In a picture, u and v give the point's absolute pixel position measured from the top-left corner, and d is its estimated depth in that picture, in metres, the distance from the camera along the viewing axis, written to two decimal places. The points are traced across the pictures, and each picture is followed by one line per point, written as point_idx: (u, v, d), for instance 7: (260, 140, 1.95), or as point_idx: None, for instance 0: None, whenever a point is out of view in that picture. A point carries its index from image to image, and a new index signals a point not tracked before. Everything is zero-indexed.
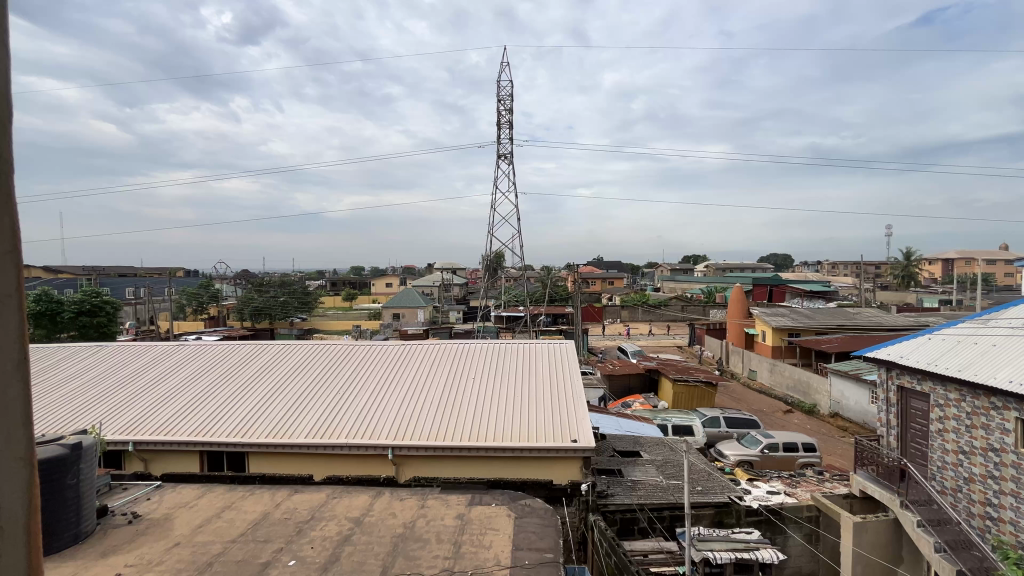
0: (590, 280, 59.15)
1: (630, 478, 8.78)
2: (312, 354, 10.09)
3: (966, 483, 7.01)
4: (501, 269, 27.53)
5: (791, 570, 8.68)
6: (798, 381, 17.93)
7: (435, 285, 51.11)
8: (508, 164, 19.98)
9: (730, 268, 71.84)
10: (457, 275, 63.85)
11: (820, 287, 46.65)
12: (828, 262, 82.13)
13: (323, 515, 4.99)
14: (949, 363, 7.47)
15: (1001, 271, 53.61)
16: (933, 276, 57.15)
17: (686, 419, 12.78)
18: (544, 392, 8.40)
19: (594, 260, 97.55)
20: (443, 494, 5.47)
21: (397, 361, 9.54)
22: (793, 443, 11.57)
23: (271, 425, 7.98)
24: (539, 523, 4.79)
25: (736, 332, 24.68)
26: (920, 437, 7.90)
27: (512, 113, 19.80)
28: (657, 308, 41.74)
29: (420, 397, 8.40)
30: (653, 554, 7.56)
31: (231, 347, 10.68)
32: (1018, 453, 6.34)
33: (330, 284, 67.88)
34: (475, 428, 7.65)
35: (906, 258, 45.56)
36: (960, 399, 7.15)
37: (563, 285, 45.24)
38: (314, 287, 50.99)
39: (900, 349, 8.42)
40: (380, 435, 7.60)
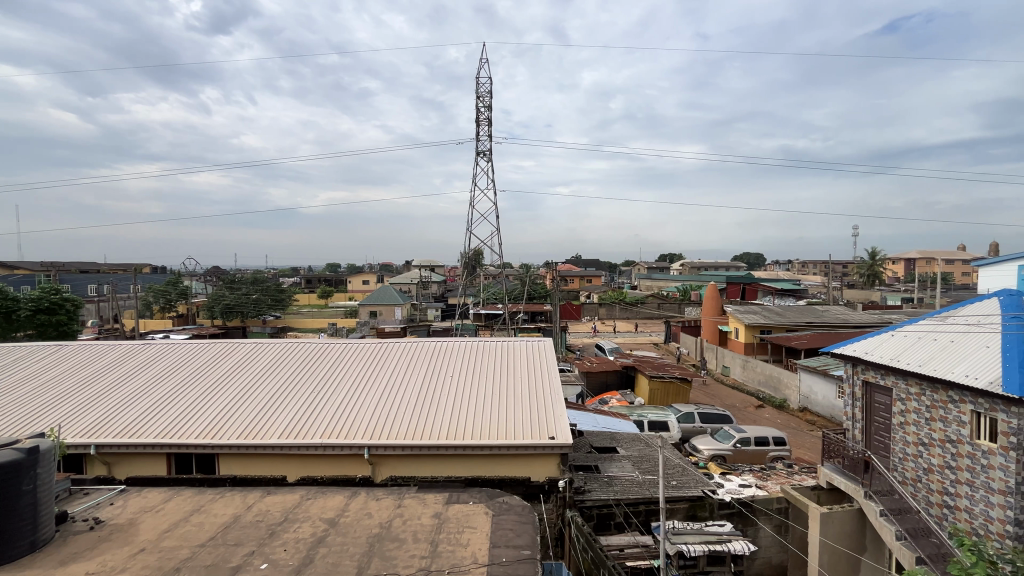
0: (568, 278, 59.64)
1: (607, 473, 8.89)
2: (286, 353, 9.87)
3: (925, 474, 7.32)
4: (480, 267, 27.43)
5: (761, 561, 8.92)
6: (769, 376, 18.41)
7: (413, 283, 50.68)
8: (487, 161, 19.88)
9: (705, 267, 73.41)
10: (435, 273, 63.45)
11: (791, 285, 47.98)
12: (799, 262, 84.64)
13: (297, 517, 4.89)
14: (911, 358, 7.77)
15: (959, 271, 56.05)
16: (897, 275, 59.49)
17: (661, 415, 12.98)
18: (523, 389, 8.42)
19: (572, 258, 98.18)
20: (421, 493, 5.42)
21: (373, 359, 9.41)
22: (764, 437, 11.88)
23: (242, 426, 7.78)
24: (516, 520, 4.80)
25: (710, 330, 25.19)
26: (883, 430, 8.19)
27: (491, 111, 19.73)
28: (633, 306, 42.27)
29: (397, 396, 8.31)
30: (629, 548, 7.62)
31: (201, 345, 10.38)
32: (973, 444, 6.64)
33: (305, 282, 66.56)
34: (453, 426, 7.62)
35: (871, 258, 47.19)
36: (920, 392, 7.45)
37: (541, 282, 45.45)
38: (288, 285, 49.91)
39: (866, 345, 8.71)
40: (356, 435, 7.49)
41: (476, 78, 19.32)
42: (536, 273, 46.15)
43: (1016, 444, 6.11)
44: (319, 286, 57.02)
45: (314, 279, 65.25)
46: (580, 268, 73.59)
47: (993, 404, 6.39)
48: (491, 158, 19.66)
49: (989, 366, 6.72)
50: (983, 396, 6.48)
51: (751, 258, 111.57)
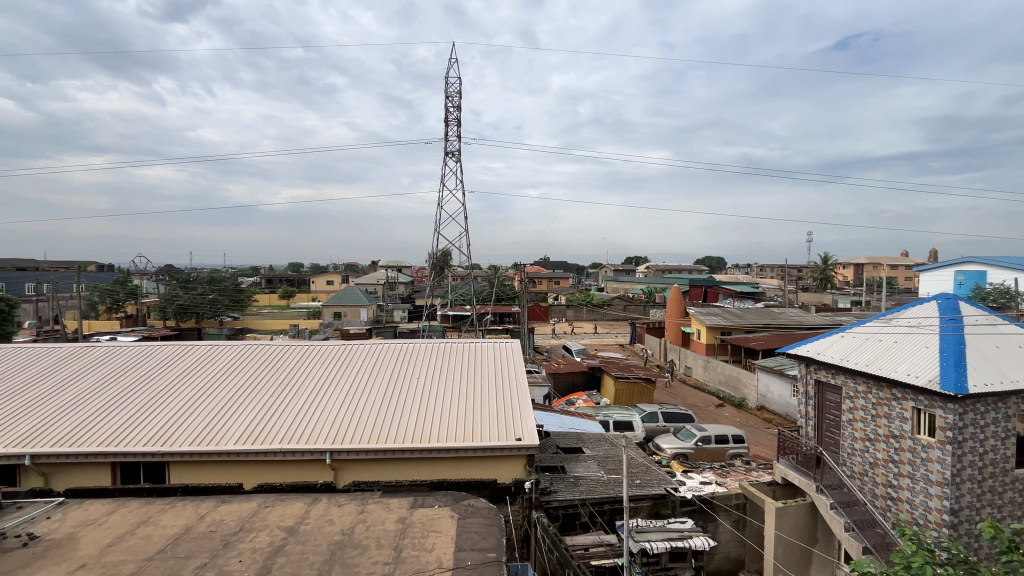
0: (536, 279, 60.06)
1: (572, 474, 8.96)
2: (244, 355, 9.50)
3: (871, 468, 7.72)
4: (448, 268, 27.18)
5: (720, 555, 9.19)
6: (729, 376, 19.04)
7: (379, 284, 49.83)
8: (455, 162, 19.70)
9: (669, 270, 75.35)
10: (403, 274, 62.55)
11: (749, 288, 49.78)
12: (757, 265, 88.01)
13: (253, 526, 4.70)
14: (859, 358, 8.18)
15: (903, 276, 59.44)
16: (847, 279, 62.77)
17: (626, 415, 13.21)
18: (489, 391, 8.38)
19: (541, 260, 98.94)
20: (385, 498, 5.31)
21: (337, 361, 9.18)
22: (724, 435, 12.26)
23: (195, 432, 7.43)
24: (482, 522, 4.77)
25: (674, 331, 25.83)
26: (833, 426, 8.59)
27: (460, 111, 19.59)
28: (600, 308, 42.93)
29: (361, 399, 8.13)
30: (594, 547, 7.70)
31: (152, 347, 9.87)
32: (914, 439, 7.05)
33: (265, 282, 64.31)
34: (418, 429, 7.50)
35: (824, 262, 49.53)
36: (867, 390, 7.85)
37: (509, 284, 45.57)
38: (247, 285, 48.09)
39: (818, 346, 9.11)
40: (317, 440, 7.27)
41: (445, 77, 19.16)
42: (505, 274, 46.22)
43: (952, 438, 6.55)
44: (281, 286, 55.30)
45: (275, 279, 63.19)
46: (548, 270, 74.12)
47: (932, 401, 6.81)
48: (460, 158, 19.48)
49: (928, 365, 7.17)
50: (924, 394, 6.90)
51: (713, 261, 115.15)
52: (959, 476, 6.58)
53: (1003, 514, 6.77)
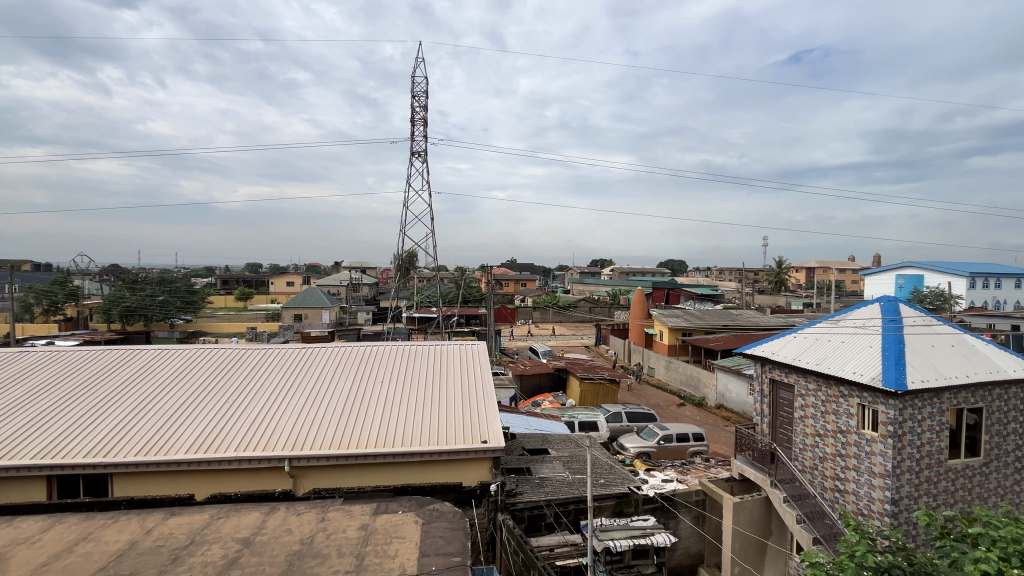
0: (503, 281, 60.25)
1: (538, 475, 9.00)
2: (197, 359, 9.07)
3: (821, 462, 8.10)
4: (414, 269, 26.78)
5: (681, 551, 9.42)
6: (689, 376, 19.62)
7: (342, 285, 48.76)
8: (422, 162, 19.43)
9: (634, 273, 77.14)
10: (368, 275, 61.35)
11: (709, 291, 51.74)
12: (717, 269, 91.15)
13: (205, 538, 4.49)
14: (810, 358, 8.59)
15: (849, 279, 63.12)
16: (799, 282, 65.96)
17: (591, 416, 13.38)
18: (455, 393, 8.33)
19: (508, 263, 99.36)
20: (346, 505, 5.18)
21: (298, 365, 8.89)
22: (685, 434, 12.61)
23: (143, 440, 7.04)
24: (447, 527, 4.72)
25: (637, 332, 26.37)
26: (786, 423, 8.95)
27: (427, 111, 19.35)
28: (566, 310, 43.43)
29: (322, 403, 7.91)
30: (559, 547, 7.77)
31: (96, 351, 9.29)
32: (859, 433, 7.46)
33: (221, 282, 61.58)
34: (381, 433, 7.36)
35: (778, 266, 51.85)
36: (817, 388, 8.23)
37: (476, 286, 45.47)
38: (200, 287, 45.92)
39: (772, 346, 9.48)
40: (275, 446, 7.02)
41: (412, 76, 18.90)
42: (471, 276, 46.09)
43: (893, 432, 6.96)
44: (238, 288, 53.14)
45: (231, 279, 60.74)
46: (514, 272, 74.43)
47: (875, 397, 7.23)
48: (427, 158, 19.23)
49: (872, 364, 7.61)
50: (868, 391, 7.30)
51: (675, 265, 118.52)
52: (899, 468, 7.00)
53: (937, 502, 7.24)
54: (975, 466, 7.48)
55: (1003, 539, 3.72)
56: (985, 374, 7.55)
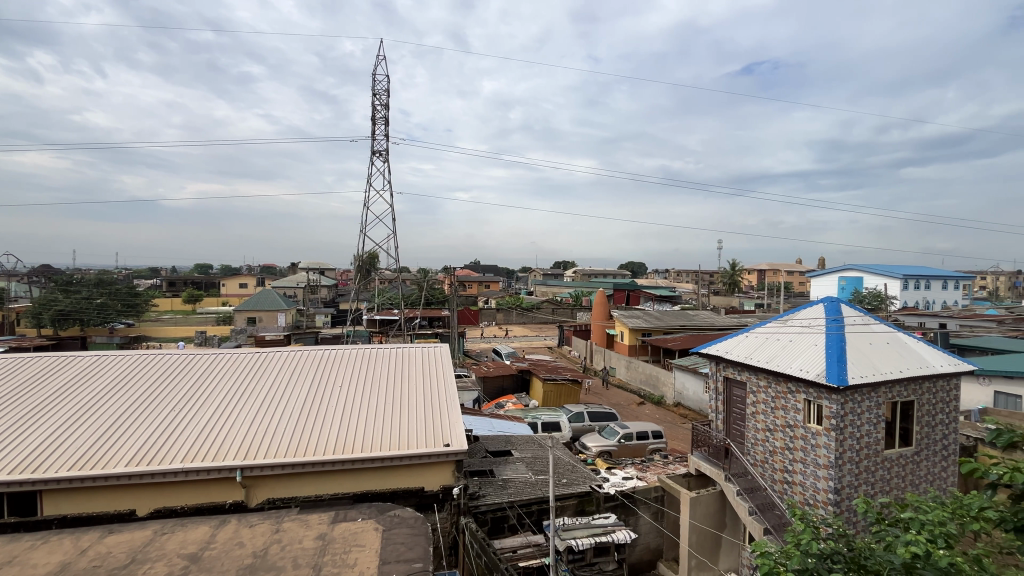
0: (466, 283, 60.02)
1: (501, 477, 8.99)
2: (139, 365, 8.54)
3: (771, 456, 8.48)
4: (375, 271, 26.25)
5: (641, 546, 9.63)
6: (649, 375, 20.14)
7: (298, 287, 47.27)
8: (383, 162, 19.07)
9: (595, 275, 78.62)
10: (326, 277, 59.74)
11: (666, 291, 53.41)
12: (675, 271, 94.14)
13: (148, 556, 4.23)
14: (760, 356, 8.97)
15: (797, 281, 66.63)
16: (751, 283, 69.08)
17: (553, 416, 13.50)
18: (417, 397, 8.20)
19: (471, 265, 99.10)
20: (303, 515, 5.00)
21: (250, 370, 8.50)
22: (644, 432, 12.94)
23: (76, 455, 6.54)
24: (408, 533, 4.63)
25: (599, 333, 26.83)
26: (739, 419, 9.30)
27: (388, 110, 19.00)
28: (529, 311, 43.73)
29: (277, 409, 7.61)
30: (522, 548, 7.79)
31: (23, 359, 8.59)
32: (805, 427, 7.86)
33: (166, 284, 58.27)
34: (339, 439, 7.15)
35: (732, 268, 54.03)
36: (767, 385, 8.61)
37: (438, 287, 45.14)
38: (142, 289, 43.23)
39: (726, 345, 9.83)
40: (225, 456, 6.70)
41: (373, 74, 18.53)
42: (434, 278, 45.70)
43: (835, 425, 7.39)
44: (186, 290, 50.46)
45: (178, 280, 57.71)
46: (477, 274, 74.29)
47: (820, 393, 7.64)
48: (388, 158, 18.82)
49: (817, 361, 8.04)
50: (813, 387, 7.71)
51: (636, 266, 121.56)
52: (841, 459, 7.42)
53: (875, 489, 7.72)
54: (908, 455, 8.03)
55: (930, 522, 3.99)
56: (917, 369, 8.12)
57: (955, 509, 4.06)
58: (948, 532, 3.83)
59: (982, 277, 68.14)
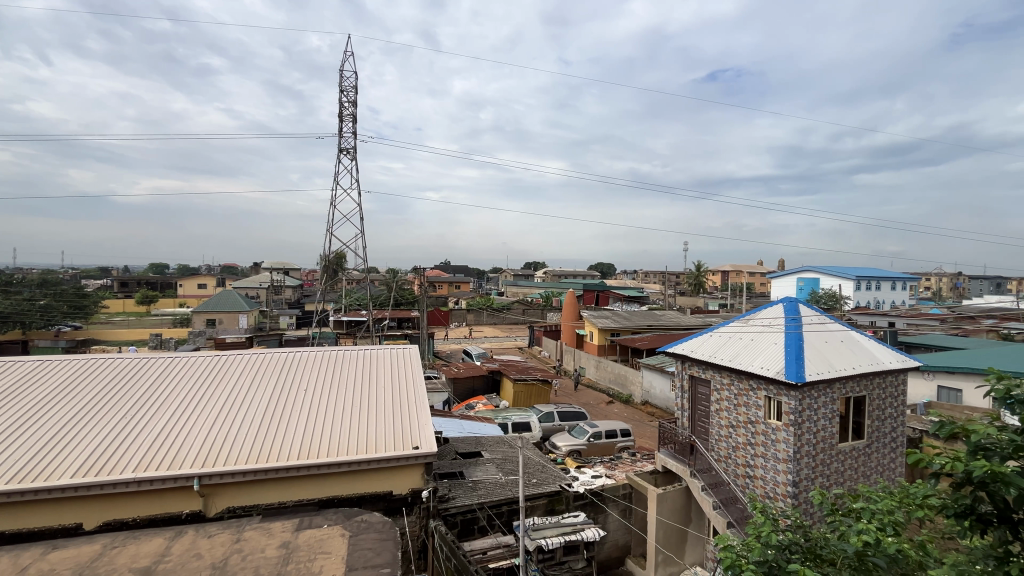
0: (436, 284, 59.55)
1: (471, 478, 8.94)
2: (88, 370, 8.07)
3: (734, 451, 8.75)
4: (342, 271, 25.69)
5: (610, 544, 9.77)
6: (617, 374, 20.45)
7: (262, 288, 45.78)
8: (351, 160, 18.68)
9: (565, 275, 79.38)
10: (291, 277, 58.13)
11: (633, 292, 54.48)
12: (643, 271, 96.02)
13: (96, 572, 4.00)
14: (724, 354, 9.25)
15: (758, 281, 69.11)
16: (715, 284, 71.21)
17: (523, 416, 13.54)
18: (386, 400, 8.06)
19: (441, 266, 98.38)
20: (265, 523, 4.83)
21: (209, 375, 8.15)
22: (613, 430, 13.12)
23: (16, 467, 6.13)
24: (376, 538, 4.55)
25: (569, 333, 27.09)
26: (704, 416, 9.56)
27: (356, 107, 18.63)
28: (500, 311, 43.76)
29: (238, 415, 7.33)
30: (492, 550, 7.77)
31: None
32: (766, 422, 8.15)
33: (117, 285, 55.25)
34: (304, 445, 6.95)
35: (697, 270, 55.47)
36: (730, 382, 8.88)
37: (408, 288, 44.62)
38: (91, 290, 40.83)
39: (692, 344, 10.07)
40: (183, 465, 6.41)
41: (340, 70, 18.16)
42: (403, 278, 45.17)
43: (794, 420, 7.69)
44: (139, 291, 48.00)
45: (131, 280, 54.95)
46: (447, 274, 73.80)
47: (779, 389, 7.94)
48: (356, 156, 18.38)
49: (777, 359, 8.34)
50: (773, 384, 8.00)
51: (605, 266, 123.45)
52: (799, 453, 7.72)
53: (830, 481, 8.07)
54: (859, 447, 8.43)
55: (880, 511, 4.19)
56: (868, 365, 8.55)
57: (902, 499, 4.27)
58: (896, 520, 4.04)
59: (927, 278, 72.33)
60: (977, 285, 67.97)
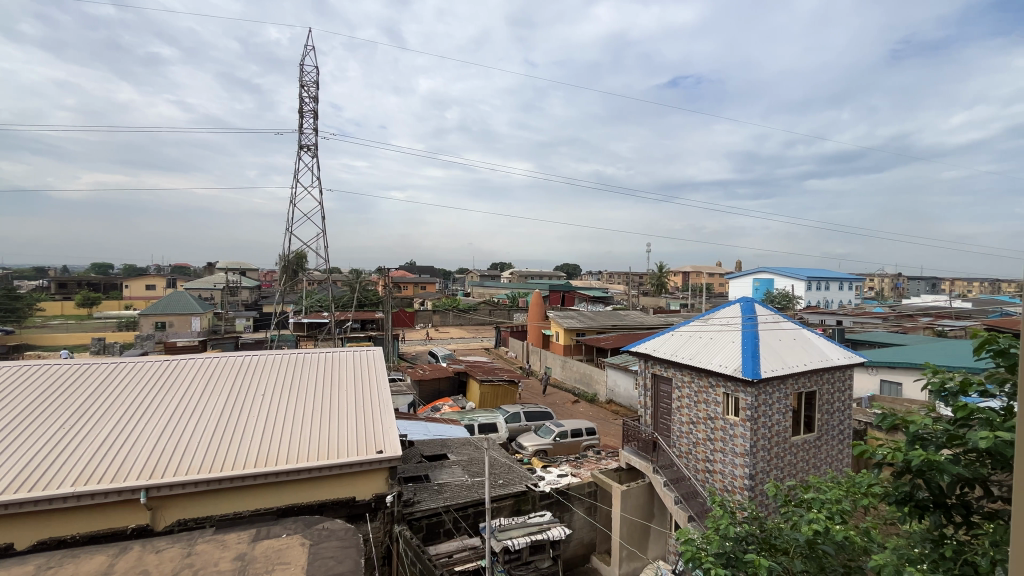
0: (401, 284, 58.67)
1: (436, 481, 8.84)
2: (20, 377, 7.48)
3: (694, 447, 9.00)
4: (303, 272, 24.89)
5: (575, 542, 9.87)
6: (583, 373, 20.72)
7: (216, 289, 43.86)
8: (312, 157, 18.06)
9: (531, 276, 79.86)
10: (248, 277, 55.94)
11: (598, 292, 55.37)
12: (607, 272, 97.77)
13: None
14: (684, 353, 9.49)
15: (717, 281, 71.61)
16: (677, 284, 73.28)
17: (490, 417, 13.50)
18: (348, 403, 7.85)
19: (407, 267, 97.05)
20: (219, 535, 4.60)
21: (158, 380, 7.72)
22: (578, 429, 13.27)
23: None
24: (338, 545, 4.42)
25: (535, 333, 27.27)
26: (666, 413, 9.79)
27: (317, 103, 18.03)
28: (466, 312, 43.56)
29: (189, 422, 6.98)
30: (458, 553, 7.71)
31: None
32: (724, 418, 8.43)
33: (56, 285, 51.60)
34: (261, 452, 6.68)
35: (659, 270, 56.96)
36: (691, 380, 9.13)
37: (372, 288, 43.80)
38: (24, 292, 37.91)
39: (654, 344, 10.29)
40: (129, 477, 6.05)
41: (301, 64, 17.53)
42: (367, 279, 44.25)
43: (750, 416, 7.99)
44: (80, 292, 44.88)
45: (71, 280, 51.63)
46: (412, 275, 72.89)
47: (736, 386, 8.22)
48: (317, 153, 17.80)
49: (734, 356, 8.65)
50: (731, 380, 8.28)
51: (571, 267, 125.06)
52: (754, 447, 8.03)
53: (784, 473, 8.43)
54: (810, 440, 8.83)
55: (828, 501, 4.39)
56: (818, 362, 8.98)
57: (849, 488, 4.48)
58: (843, 508, 4.25)
59: (871, 280, 76.81)
60: (915, 285, 72.62)
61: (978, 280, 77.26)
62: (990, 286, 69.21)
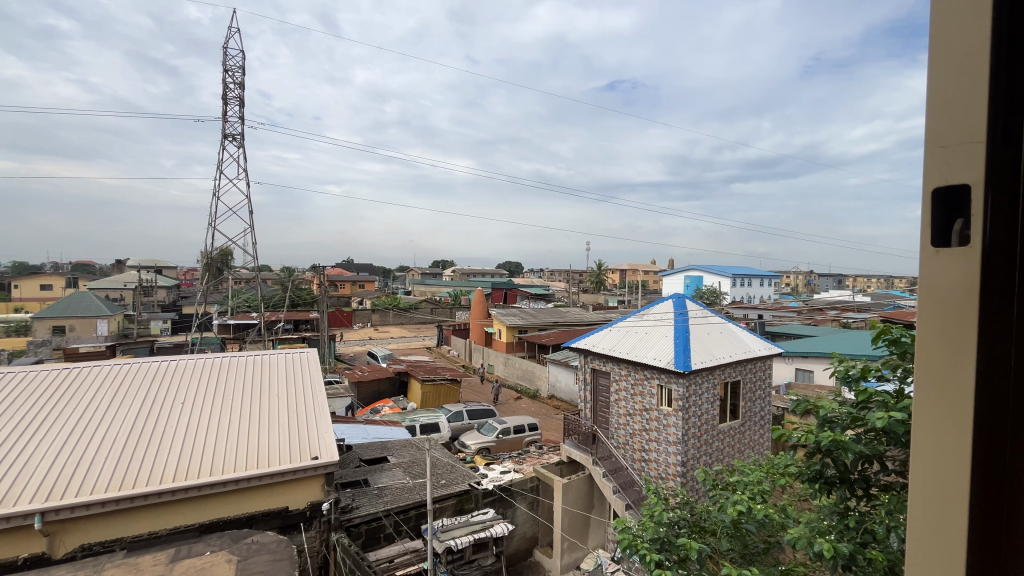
0: (338, 283, 56.45)
1: (376, 485, 8.59)
2: None
3: (631, 437, 9.36)
4: (229, 271, 23.18)
5: (518, 537, 9.93)
6: (525, 370, 20.93)
7: (126, 289, 39.91)
8: (237, 146, 16.65)
9: (473, 274, 79.64)
10: (164, 276, 51.37)
11: (540, 290, 56.22)
12: (548, 271, 99.43)
13: None
14: (621, 348, 9.85)
15: (651, 279, 75.10)
16: (614, 282, 76.08)
17: (432, 417, 13.32)
18: (280, 408, 7.42)
19: (344, 265, 93.49)
20: (130, 558, 4.18)
21: (58, 391, 6.91)
22: (521, 426, 13.37)
23: None
24: (269, 559, 4.17)
25: (477, 332, 27.21)
26: (604, 406, 10.10)
27: (243, 89, 16.64)
28: (407, 312, 42.68)
29: (95, 436, 6.31)
30: (399, 557, 7.52)
31: None
32: (658, 408, 8.82)
33: None
34: (181, 465, 6.17)
35: (598, 269, 58.70)
36: (628, 373, 9.48)
37: (305, 288, 41.76)
38: None
39: (594, 339, 10.58)
40: (21, 501, 5.38)
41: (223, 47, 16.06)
42: (300, 277, 42.11)
43: (682, 406, 8.42)
44: None
45: None
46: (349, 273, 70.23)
47: (669, 378, 8.64)
48: (242, 144, 16.50)
49: (667, 350, 9.08)
50: (664, 373, 8.69)
51: (513, 265, 126.17)
52: (686, 435, 8.49)
53: (713, 458, 8.95)
54: (735, 426, 9.45)
55: (751, 482, 4.71)
56: (741, 353, 9.62)
57: (768, 470, 4.82)
58: (764, 488, 4.58)
59: (788, 278, 83.20)
60: (824, 283, 79.72)
61: (875, 278, 86.15)
62: (884, 281, 77.70)
